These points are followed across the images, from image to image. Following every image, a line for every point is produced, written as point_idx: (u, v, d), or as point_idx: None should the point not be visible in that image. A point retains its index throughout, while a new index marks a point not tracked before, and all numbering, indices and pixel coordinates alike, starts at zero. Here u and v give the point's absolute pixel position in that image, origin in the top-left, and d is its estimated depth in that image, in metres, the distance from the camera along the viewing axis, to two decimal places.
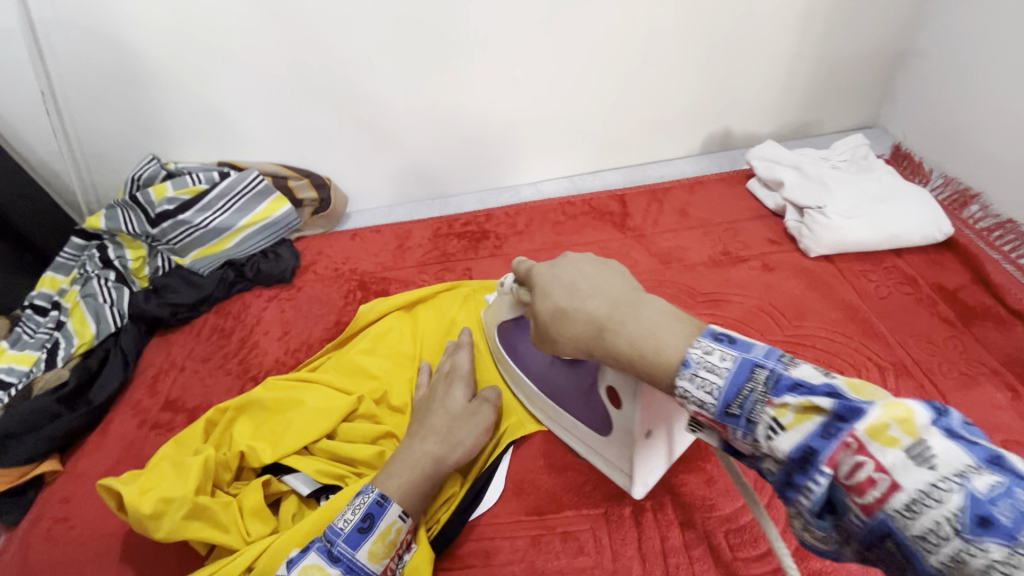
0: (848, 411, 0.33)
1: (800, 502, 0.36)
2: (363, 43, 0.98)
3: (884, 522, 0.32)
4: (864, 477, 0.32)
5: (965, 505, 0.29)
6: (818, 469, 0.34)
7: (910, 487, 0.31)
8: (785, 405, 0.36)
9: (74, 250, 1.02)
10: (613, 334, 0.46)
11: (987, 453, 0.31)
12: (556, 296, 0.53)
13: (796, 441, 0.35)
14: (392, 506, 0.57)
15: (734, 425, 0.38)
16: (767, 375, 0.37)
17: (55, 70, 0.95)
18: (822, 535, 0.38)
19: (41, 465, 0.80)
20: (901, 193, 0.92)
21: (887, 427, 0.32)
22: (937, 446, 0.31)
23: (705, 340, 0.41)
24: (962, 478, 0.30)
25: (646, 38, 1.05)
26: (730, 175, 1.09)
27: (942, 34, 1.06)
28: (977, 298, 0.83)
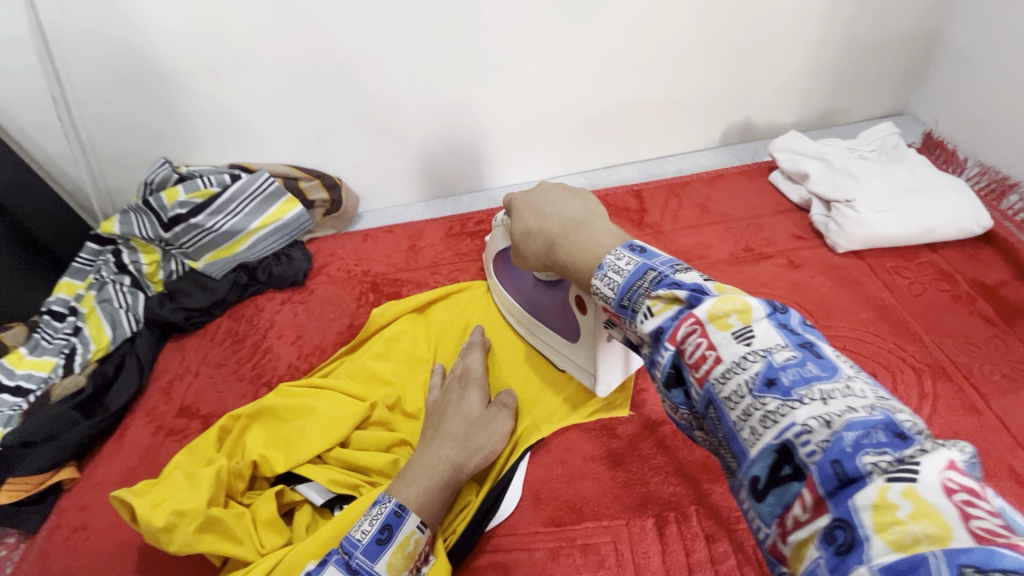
0: (696, 299, 0.37)
1: (657, 378, 0.38)
2: (372, 42, 0.96)
3: (709, 392, 0.34)
4: (698, 354, 0.35)
5: (761, 370, 0.32)
6: (663, 344, 0.37)
7: (728, 358, 0.33)
8: (659, 298, 0.39)
9: (90, 255, 1.02)
10: (563, 245, 0.51)
11: (801, 339, 0.34)
12: (525, 219, 0.60)
13: (657, 323, 0.38)
14: (410, 517, 0.55)
15: (626, 318, 0.41)
16: (653, 275, 0.40)
17: (66, 77, 0.95)
18: (683, 416, 0.38)
19: (60, 472, 0.80)
20: (936, 184, 0.88)
21: (724, 313, 0.35)
22: (759, 329, 0.34)
23: (621, 251, 0.44)
24: (766, 352, 0.33)
25: (663, 27, 1.01)
26: (752, 168, 1.05)
27: (978, 15, 1.00)
28: (1019, 294, 0.79)
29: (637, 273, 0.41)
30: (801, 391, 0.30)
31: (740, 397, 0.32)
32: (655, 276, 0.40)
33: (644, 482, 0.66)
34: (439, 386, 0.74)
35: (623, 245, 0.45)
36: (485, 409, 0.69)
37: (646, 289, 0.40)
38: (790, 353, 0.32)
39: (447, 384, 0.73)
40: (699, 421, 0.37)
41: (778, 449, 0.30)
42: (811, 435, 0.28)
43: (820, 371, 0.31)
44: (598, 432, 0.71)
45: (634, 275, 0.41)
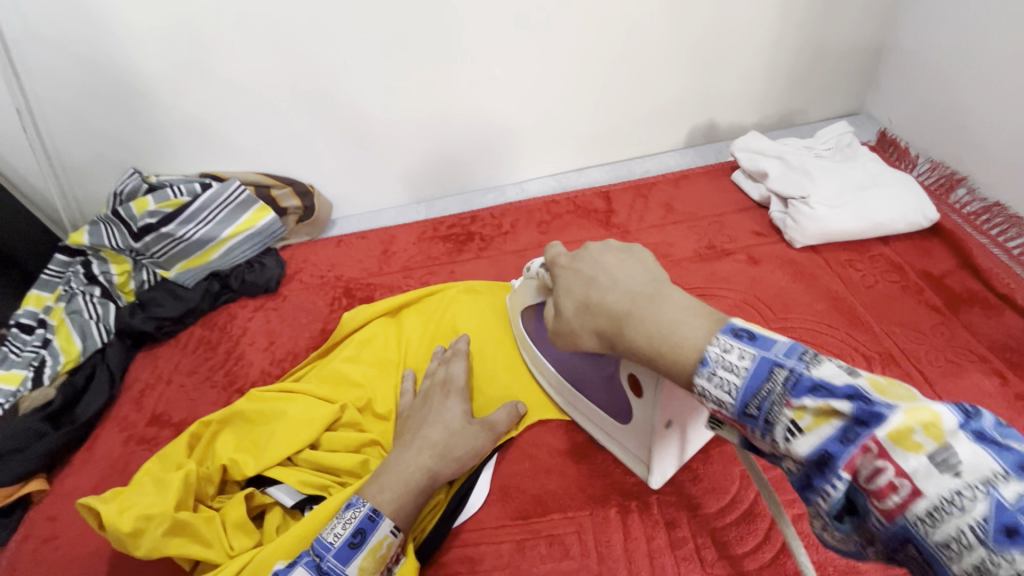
0: (867, 414, 0.35)
1: (820, 504, 0.38)
2: (339, 49, 0.98)
3: (905, 528, 0.33)
4: (886, 482, 0.33)
5: (988, 513, 0.30)
6: (836, 473, 0.35)
7: (933, 493, 0.32)
8: (804, 408, 0.37)
9: (59, 266, 1.00)
10: (634, 325, 0.49)
11: (1017, 459, 0.31)
12: (576, 292, 0.57)
13: (814, 444, 0.36)
14: (383, 522, 0.56)
15: (754, 425, 0.40)
16: (786, 375, 0.39)
17: (31, 87, 0.95)
18: (844, 538, 0.39)
19: (28, 485, 0.80)
20: (886, 180, 0.91)
21: (910, 429, 0.33)
22: (963, 452, 0.32)
23: (727, 339, 0.43)
24: (987, 487, 0.31)
25: (626, 32, 1.05)
26: (714, 168, 1.08)
27: (922, 19, 1.05)
28: (963, 284, 0.82)
29: (760, 373, 0.40)
30: None
31: (959, 540, 0.31)
32: (789, 376, 0.39)
33: (608, 474, 0.68)
34: (410, 390, 0.76)
35: (724, 328, 0.44)
36: (469, 421, 0.68)
37: (780, 397, 0.39)
38: (1014, 485, 0.30)
39: (427, 389, 0.72)
40: (878, 548, 0.37)
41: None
42: None
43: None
44: (565, 428, 0.73)
45: (757, 376, 0.40)
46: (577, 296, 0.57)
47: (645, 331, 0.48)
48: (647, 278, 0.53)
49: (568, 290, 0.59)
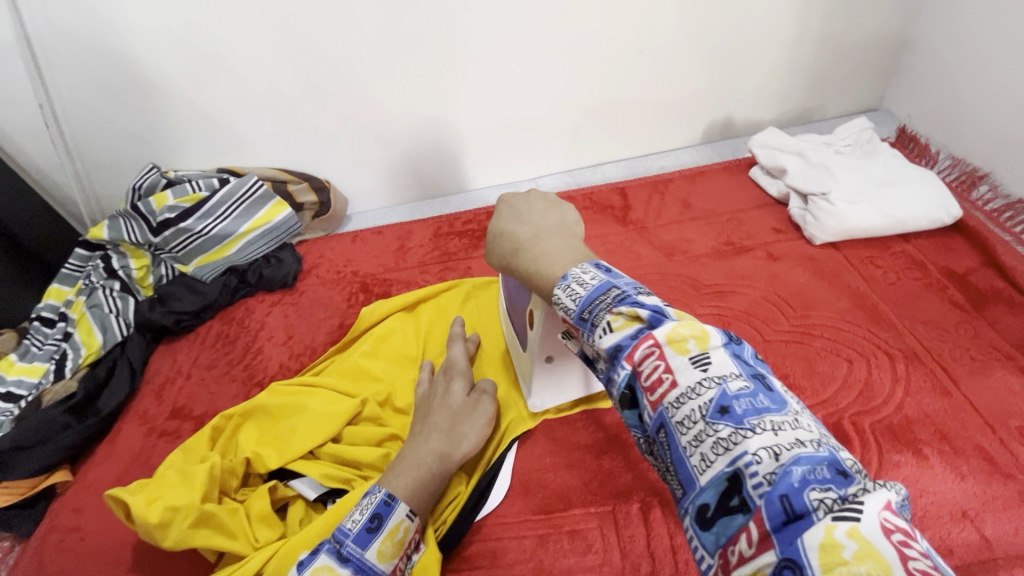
0: (657, 321, 0.38)
1: (613, 398, 0.40)
2: (357, 45, 0.98)
3: (662, 416, 0.35)
4: (657, 377, 0.36)
5: (715, 397, 0.34)
6: (620, 363, 0.38)
7: (684, 383, 0.35)
8: (620, 313, 0.40)
9: (79, 260, 1.02)
10: (527, 253, 0.54)
11: (755, 371, 0.36)
12: (497, 220, 0.60)
13: (614, 341, 0.39)
14: (399, 505, 0.57)
15: (581, 329, 0.42)
16: (616, 293, 0.41)
17: (53, 83, 0.96)
18: (635, 437, 0.40)
19: (53, 475, 0.81)
20: (907, 176, 0.91)
21: (683, 338, 0.37)
22: (716, 357, 0.36)
23: (587, 267, 0.46)
24: (722, 381, 0.35)
25: (644, 28, 1.04)
26: (732, 165, 1.07)
27: (943, 14, 1.04)
28: (987, 281, 0.82)
29: (600, 289, 0.42)
30: (753, 423, 0.32)
31: (695, 425, 0.34)
32: (617, 293, 0.41)
33: (630, 469, 0.68)
34: (427, 381, 0.74)
35: (590, 262, 0.47)
36: (468, 397, 0.69)
37: (607, 304, 0.41)
38: (744, 383, 0.35)
39: (434, 377, 0.73)
40: (648, 449, 0.39)
41: (728, 480, 0.32)
42: (760, 467, 0.31)
43: (770, 403, 0.34)
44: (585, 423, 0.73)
45: (596, 292, 0.42)
46: (499, 224, 0.59)
47: (533, 257, 0.53)
48: (558, 224, 0.57)
49: (497, 219, 0.60)
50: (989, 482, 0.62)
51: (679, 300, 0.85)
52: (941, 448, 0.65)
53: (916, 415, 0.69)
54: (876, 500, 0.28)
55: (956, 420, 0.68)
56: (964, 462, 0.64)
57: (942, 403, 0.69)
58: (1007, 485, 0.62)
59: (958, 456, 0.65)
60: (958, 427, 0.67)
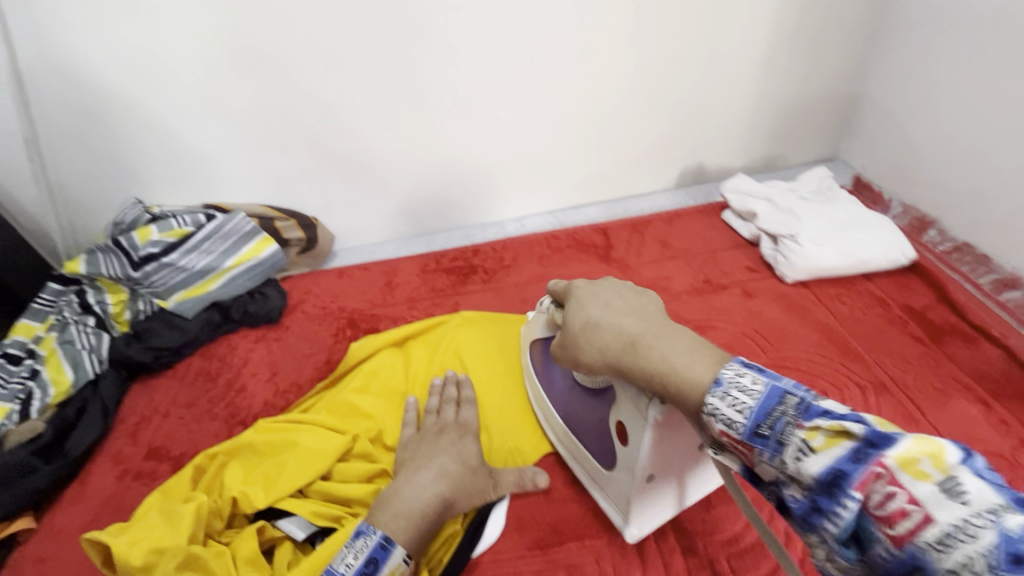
0: (878, 438, 0.39)
1: (827, 529, 0.41)
2: (350, 89, 1.02)
3: (914, 554, 0.36)
4: (898, 508, 0.37)
5: (997, 540, 0.34)
6: (842, 492, 0.39)
7: (943, 520, 0.35)
8: (817, 429, 0.41)
9: (51, 295, 0.98)
10: (644, 347, 0.54)
11: (1017, 494, 0.36)
12: (589, 308, 0.60)
13: (824, 463, 0.40)
14: (396, 550, 0.56)
15: (762, 446, 0.44)
16: (796, 402, 0.43)
17: (41, 117, 0.95)
18: (853, 567, 0.41)
19: (15, 523, 0.76)
20: (866, 221, 0.98)
21: (918, 460, 0.37)
22: (967, 482, 0.36)
23: (739, 366, 0.47)
24: (992, 516, 0.34)
25: (622, 82, 1.13)
26: (706, 208, 1.14)
27: (888, 78, 1.16)
28: (942, 316, 0.88)
29: (774, 397, 0.44)
30: None
31: (969, 569, 0.34)
32: (797, 402, 0.43)
33: None
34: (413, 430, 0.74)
35: (734, 360, 0.49)
36: (481, 459, 0.69)
37: (792, 417, 0.43)
38: (1020, 516, 0.34)
39: (442, 424, 0.73)
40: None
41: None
42: None
43: None
44: (578, 457, 0.74)
45: (769, 400, 0.44)
46: (588, 314, 0.60)
47: (658, 356, 0.53)
48: (658, 316, 0.58)
49: (581, 309, 0.61)
50: None
51: None
52: None
53: None
54: None
55: None
56: None
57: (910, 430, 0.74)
58: None
59: None
60: None
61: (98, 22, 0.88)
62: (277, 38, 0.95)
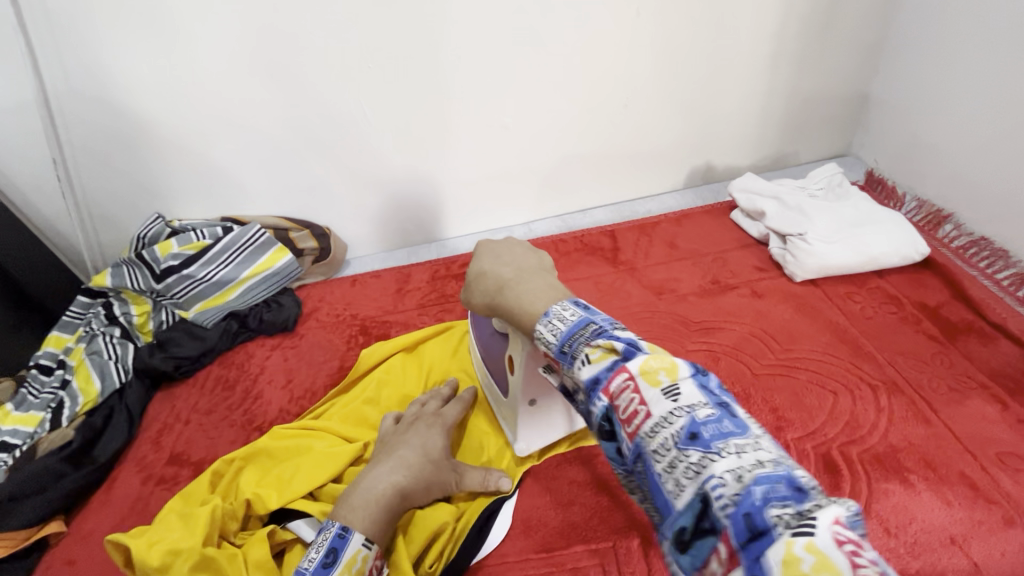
0: (630, 353, 0.42)
1: (593, 429, 0.44)
2: (359, 103, 1.05)
3: (638, 446, 0.39)
4: (633, 408, 0.40)
5: (685, 425, 0.38)
6: (597, 395, 0.42)
7: (656, 414, 0.39)
8: (598, 346, 0.44)
9: (80, 308, 1.03)
10: (511, 291, 0.58)
11: (721, 399, 0.40)
12: (482, 261, 0.64)
13: (593, 372, 0.43)
14: (354, 536, 0.58)
15: (563, 362, 0.47)
16: (594, 328, 0.46)
17: (67, 139, 1.00)
18: (619, 472, 0.44)
19: (46, 526, 0.79)
20: (877, 217, 0.97)
21: (654, 370, 0.41)
22: (685, 390, 0.40)
23: (568, 305, 0.51)
24: (690, 411, 0.38)
25: (627, 84, 1.13)
26: (715, 208, 1.13)
27: (900, 71, 1.14)
28: (958, 314, 0.86)
29: (579, 325, 0.47)
30: (718, 445, 0.36)
31: (667, 453, 0.37)
32: (595, 328, 0.46)
33: (629, 504, 0.70)
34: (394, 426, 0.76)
35: (569, 300, 0.52)
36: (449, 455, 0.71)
37: (585, 338, 0.46)
38: (711, 411, 0.38)
39: (421, 417, 0.75)
40: (626, 479, 0.43)
41: (700, 501, 0.35)
42: (725, 488, 0.34)
43: (734, 427, 0.37)
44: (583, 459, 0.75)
45: (575, 326, 0.47)
46: (481, 264, 0.64)
47: (516, 293, 0.57)
48: (536, 267, 0.63)
49: (476, 260, 0.65)
50: (973, 508, 0.64)
51: (670, 336, 0.88)
52: (926, 475, 0.68)
53: (900, 444, 0.71)
54: (827, 514, 0.31)
55: (938, 447, 0.71)
56: (948, 488, 0.67)
57: (923, 431, 0.72)
58: (990, 510, 0.65)
59: (943, 483, 0.67)
60: (940, 455, 0.70)
61: (118, 48, 0.92)
62: (285, 55, 0.97)
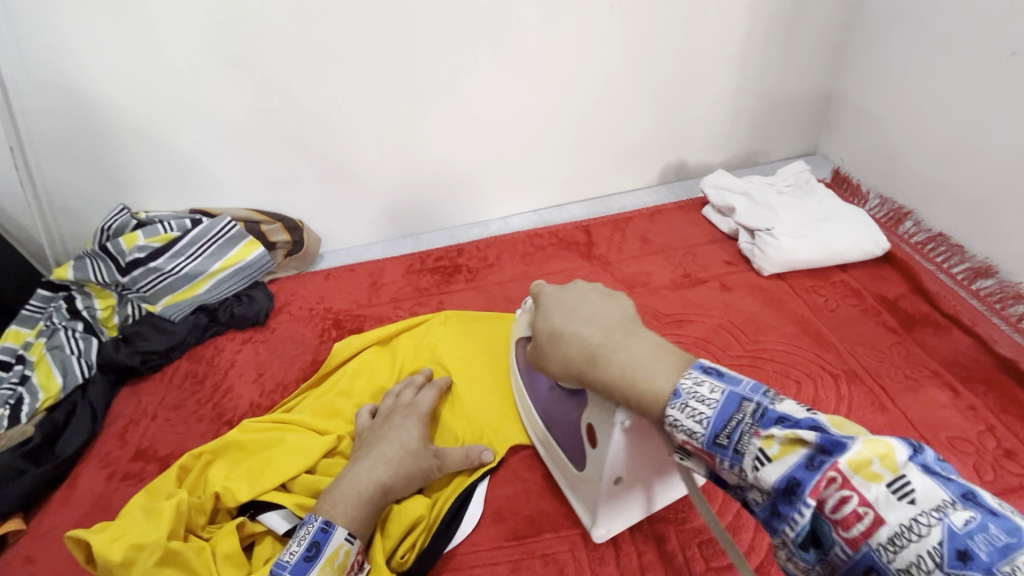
0: (830, 444, 0.41)
1: (785, 533, 0.42)
2: (333, 93, 1.04)
3: (869, 555, 0.38)
4: (851, 512, 0.39)
5: (944, 539, 0.36)
6: (801, 500, 0.40)
7: (895, 521, 0.37)
8: (772, 438, 0.43)
9: (40, 301, 0.99)
10: (604, 358, 0.56)
11: (961, 489, 0.39)
12: (555, 317, 0.64)
13: (782, 472, 0.41)
14: (337, 531, 0.59)
15: (723, 456, 0.45)
16: (753, 409, 0.45)
17: (26, 126, 0.97)
18: (809, 570, 0.43)
19: (5, 524, 0.77)
20: (841, 213, 1.00)
21: (870, 463, 0.40)
22: (915, 481, 0.39)
23: (696, 373, 0.50)
24: (941, 514, 0.37)
25: (602, 80, 1.14)
26: (687, 204, 1.15)
27: (864, 73, 1.18)
28: (915, 306, 0.90)
29: (732, 404, 0.46)
30: (1000, 564, 0.34)
31: (917, 568, 0.36)
32: (756, 409, 0.45)
33: None
34: (372, 419, 0.76)
35: (693, 366, 0.51)
36: (427, 443, 0.71)
37: (750, 428, 0.44)
38: (968, 513, 0.37)
39: (395, 408, 0.75)
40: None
41: None
42: None
43: (1005, 533, 0.36)
44: None
45: (727, 407, 0.46)
46: (552, 323, 0.64)
47: (616, 361, 0.55)
48: (621, 317, 0.61)
49: (546, 316, 0.66)
50: None
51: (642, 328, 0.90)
52: None
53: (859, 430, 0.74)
54: None
55: (894, 433, 0.73)
56: None
57: (880, 418, 0.75)
58: None
59: None
60: None
61: (81, 32, 0.90)
62: (257, 44, 0.96)
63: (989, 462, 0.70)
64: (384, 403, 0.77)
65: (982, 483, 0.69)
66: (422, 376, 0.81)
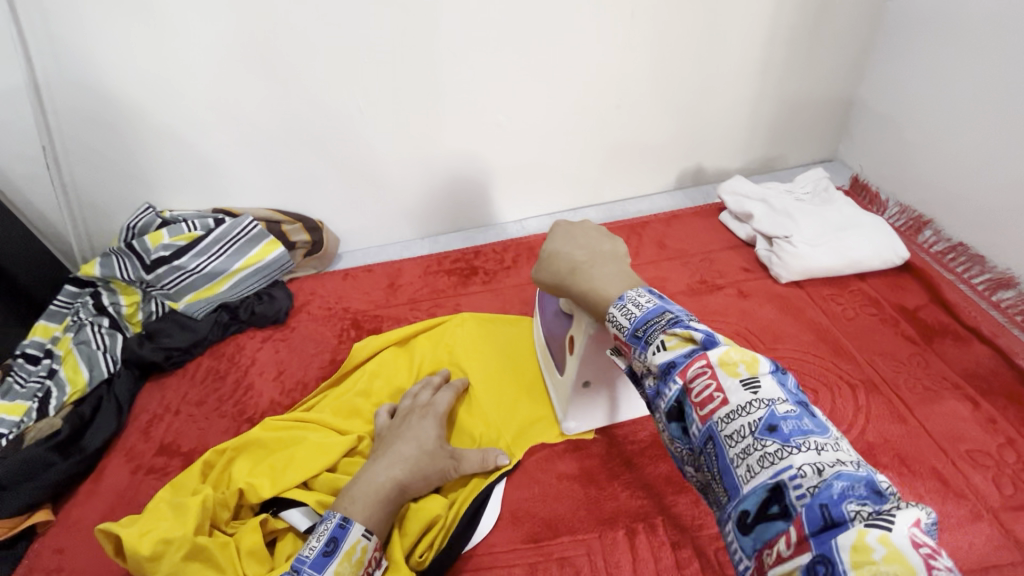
0: (709, 342, 0.47)
1: (660, 407, 0.49)
2: (355, 97, 1.05)
3: (711, 428, 0.44)
4: (708, 393, 0.45)
5: (764, 417, 0.42)
6: (673, 376, 0.47)
7: (735, 402, 0.43)
8: (674, 334, 0.49)
9: (68, 297, 1.02)
10: (583, 273, 0.63)
11: (798, 399, 0.44)
12: (555, 242, 0.68)
13: (669, 356, 0.48)
14: (354, 527, 0.60)
15: (637, 346, 0.51)
16: (670, 317, 0.50)
17: (58, 128, 0.99)
18: (679, 447, 0.48)
19: (34, 515, 0.79)
20: (860, 221, 0.99)
21: (734, 362, 0.45)
22: (764, 381, 0.44)
23: (642, 291, 0.55)
24: (769, 403, 0.43)
25: (621, 86, 1.14)
26: (704, 209, 1.15)
27: (885, 81, 1.17)
28: (935, 316, 0.89)
29: (654, 313, 0.51)
30: (798, 440, 0.40)
31: (744, 439, 0.41)
32: (671, 316, 0.50)
33: (615, 497, 0.72)
34: (389, 418, 0.77)
35: (644, 287, 0.57)
36: (443, 445, 0.72)
37: (662, 326, 0.50)
38: (790, 406, 0.42)
39: (412, 409, 0.76)
40: (690, 457, 0.47)
41: (773, 487, 0.39)
42: (804, 478, 0.38)
43: (815, 426, 0.41)
44: (571, 453, 0.77)
45: (651, 313, 0.52)
46: (552, 245, 0.68)
47: (588, 281, 0.62)
48: (610, 252, 0.65)
49: (551, 240, 0.69)
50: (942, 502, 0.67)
51: None
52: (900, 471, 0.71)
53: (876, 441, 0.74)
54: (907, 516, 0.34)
55: (912, 444, 0.73)
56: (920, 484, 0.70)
57: (899, 429, 0.75)
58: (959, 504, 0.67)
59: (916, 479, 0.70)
60: (914, 452, 0.73)
61: (113, 37, 0.92)
62: (283, 50, 0.98)
63: (1009, 476, 0.70)
64: (401, 404, 0.78)
65: (1002, 496, 0.68)
66: (440, 377, 0.82)
